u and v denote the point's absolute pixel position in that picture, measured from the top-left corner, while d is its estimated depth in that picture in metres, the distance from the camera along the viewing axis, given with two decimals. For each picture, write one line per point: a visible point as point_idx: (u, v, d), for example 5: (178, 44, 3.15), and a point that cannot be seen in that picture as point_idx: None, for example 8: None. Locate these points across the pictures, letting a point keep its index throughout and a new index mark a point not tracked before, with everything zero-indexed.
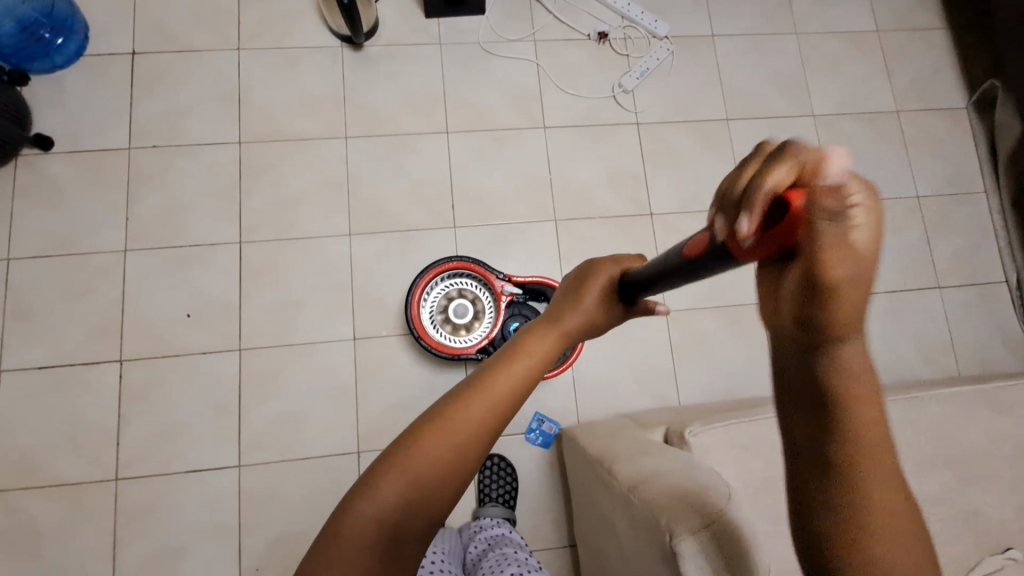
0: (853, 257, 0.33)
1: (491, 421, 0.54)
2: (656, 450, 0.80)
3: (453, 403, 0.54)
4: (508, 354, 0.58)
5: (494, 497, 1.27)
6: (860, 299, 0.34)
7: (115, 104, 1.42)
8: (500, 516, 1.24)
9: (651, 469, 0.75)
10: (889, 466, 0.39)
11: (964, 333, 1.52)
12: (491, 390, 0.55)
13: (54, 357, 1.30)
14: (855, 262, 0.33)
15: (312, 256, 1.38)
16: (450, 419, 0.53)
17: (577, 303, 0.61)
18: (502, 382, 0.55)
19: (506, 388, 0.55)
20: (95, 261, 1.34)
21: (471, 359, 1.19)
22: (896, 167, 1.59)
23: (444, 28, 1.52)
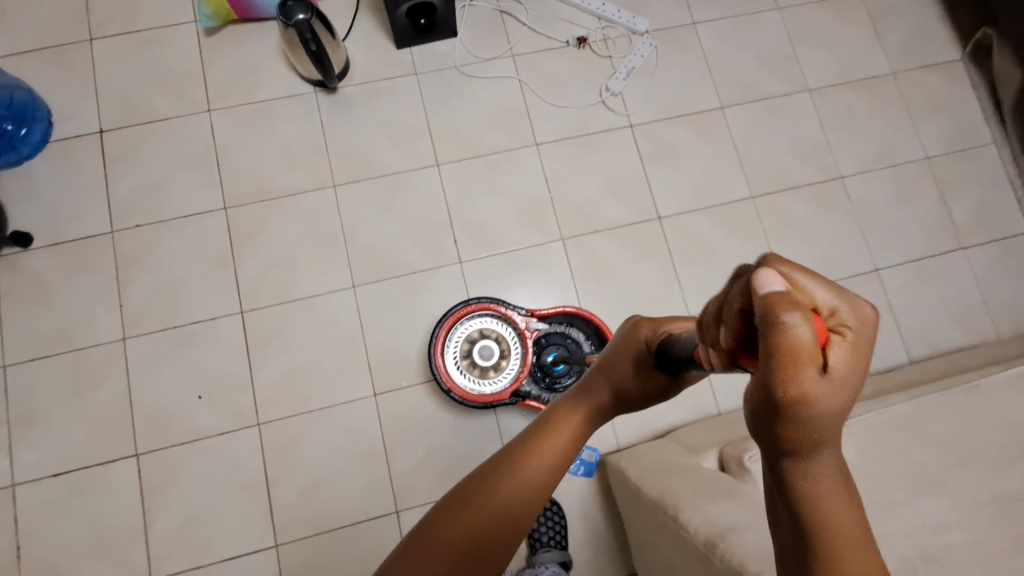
0: (801, 374, 0.35)
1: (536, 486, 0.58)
2: (725, 495, 0.74)
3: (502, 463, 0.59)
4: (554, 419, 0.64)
5: (546, 541, 1.22)
6: (829, 422, 0.37)
7: (90, 187, 1.36)
8: (557, 561, 1.19)
9: (722, 520, 0.69)
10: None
11: (996, 292, 1.47)
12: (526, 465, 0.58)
13: (67, 462, 1.24)
14: (831, 397, 0.36)
15: (318, 315, 1.32)
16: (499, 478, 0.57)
17: (608, 374, 0.67)
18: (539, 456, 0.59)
19: (556, 449, 0.60)
20: (93, 354, 1.29)
21: (506, 404, 1.15)
22: (901, 131, 1.54)
23: (418, 57, 1.46)
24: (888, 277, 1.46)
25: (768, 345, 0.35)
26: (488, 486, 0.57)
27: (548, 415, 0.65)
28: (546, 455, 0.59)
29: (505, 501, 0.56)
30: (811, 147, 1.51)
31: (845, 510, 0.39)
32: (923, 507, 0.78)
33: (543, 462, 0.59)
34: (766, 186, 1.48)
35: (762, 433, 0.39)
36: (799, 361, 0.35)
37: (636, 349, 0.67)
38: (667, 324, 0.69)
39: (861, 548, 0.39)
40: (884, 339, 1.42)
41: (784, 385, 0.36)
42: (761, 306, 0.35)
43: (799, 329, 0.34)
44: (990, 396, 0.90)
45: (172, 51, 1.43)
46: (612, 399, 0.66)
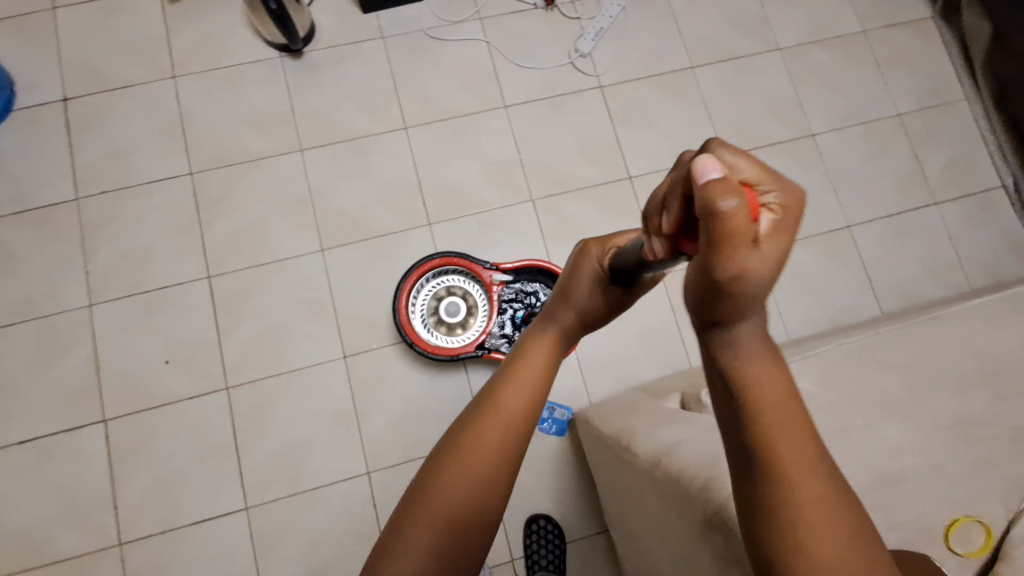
0: (738, 254, 0.40)
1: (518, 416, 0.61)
2: (677, 420, 0.75)
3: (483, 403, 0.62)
4: (523, 352, 0.67)
5: None
6: (759, 294, 0.43)
7: (55, 156, 1.34)
8: None
9: (671, 441, 0.69)
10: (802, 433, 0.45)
11: (969, 246, 1.46)
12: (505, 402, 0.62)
13: (35, 429, 1.23)
14: (763, 271, 0.42)
15: (287, 279, 1.32)
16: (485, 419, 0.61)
17: (568, 299, 0.72)
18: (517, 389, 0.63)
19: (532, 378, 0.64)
20: (60, 321, 1.27)
21: (471, 357, 1.14)
22: (872, 89, 1.54)
23: (384, 21, 1.45)
24: (861, 233, 1.45)
25: (711, 230, 0.39)
26: (472, 431, 0.60)
27: (518, 351, 0.68)
28: (524, 387, 0.63)
29: (495, 443, 0.59)
30: (782, 105, 1.51)
31: (769, 373, 0.46)
32: (878, 433, 0.78)
33: (525, 394, 0.63)
34: (737, 145, 1.47)
35: (702, 309, 0.46)
36: (737, 243, 0.40)
37: (591, 271, 0.72)
38: (611, 241, 0.74)
39: (786, 402, 0.46)
40: (858, 295, 1.42)
41: (724, 267, 0.41)
42: (700, 196, 0.39)
43: (735, 213, 0.38)
44: (950, 328, 0.89)
45: (136, 18, 1.42)
46: (577, 321, 0.71)
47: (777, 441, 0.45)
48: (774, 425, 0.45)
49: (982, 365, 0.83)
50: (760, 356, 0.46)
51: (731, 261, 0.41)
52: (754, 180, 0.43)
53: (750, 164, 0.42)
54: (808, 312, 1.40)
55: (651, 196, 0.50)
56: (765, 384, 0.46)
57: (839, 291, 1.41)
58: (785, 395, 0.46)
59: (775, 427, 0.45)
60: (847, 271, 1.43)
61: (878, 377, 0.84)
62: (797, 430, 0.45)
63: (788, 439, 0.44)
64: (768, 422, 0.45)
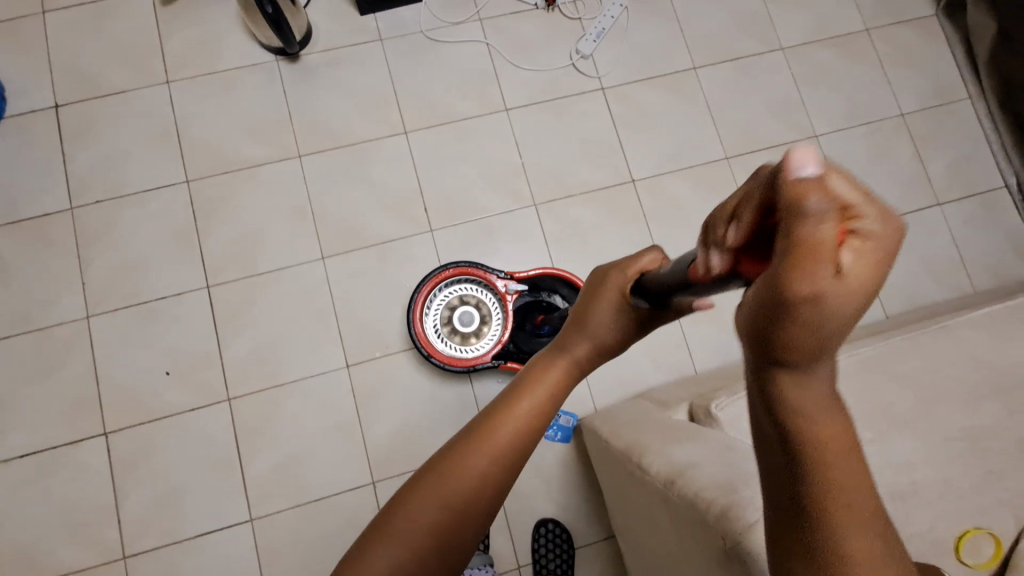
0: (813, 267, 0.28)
1: (508, 454, 0.57)
2: (690, 438, 0.75)
3: (473, 432, 0.58)
4: (522, 384, 0.62)
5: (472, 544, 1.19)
6: (836, 330, 0.31)
7: (49, 164, 1.32)
8: (484, 563, 1.16)
9: (685, 464, 0.70)
10: (864, 502, 0.37)
11: (972, 247, 1.46)
12: (501, 435, 0.57)
13: (35, 442, 1.22)
14: (845, 298, 0.29)
15: (288, 288, 1.30)
16: (476, 450, 0.56)
17: (580, 328, 0.65)
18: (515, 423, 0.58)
19: (529, 411, 0.59)
20: (57, 333, 1.25)
21: (487, 367, 1.14)
22: (875, 88, 1.53)
23: (382, 22, 1.43)
24: None
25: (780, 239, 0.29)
26: (461, 460, 0.56)
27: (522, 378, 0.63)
28: (498, 442, 0.57)
29: (458, 496, 0.54)
30: (786, 106, 1.49)
31: (840, 429, 0.37)
32: (891, 446, 0.78)
33: (507, 438, 0.57)
34: (741, 146, 1.46)
35: (752, 345, 0.34)
36: (817, 257, 0.28)
37: (611, 295, 0.64)
38: (635, 263, 0.65)
39: (856, 473, 0.37)
40: None
41: (791, 281, 0.29)
42: (783, 191, 0.29)
43: (818, 221, 0.28)
44: (959, 337, 0.89)
45: (127, 21, 1.38)
46: (588, 353, 0.64)
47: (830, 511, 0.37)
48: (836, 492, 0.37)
49: (994, 377, 0.82)
50: (830, 413, 0.36)
51: (805, 281, 0.29)
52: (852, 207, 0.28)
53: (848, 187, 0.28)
54: None
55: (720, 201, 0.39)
56: (831, 439, 0.36)
57: None
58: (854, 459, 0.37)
59: (837, 496, 0.37)
60: None
61: (890, 390, 0.83)
62: (863, 502, 0.37)
63: (851, 521, 0.37)
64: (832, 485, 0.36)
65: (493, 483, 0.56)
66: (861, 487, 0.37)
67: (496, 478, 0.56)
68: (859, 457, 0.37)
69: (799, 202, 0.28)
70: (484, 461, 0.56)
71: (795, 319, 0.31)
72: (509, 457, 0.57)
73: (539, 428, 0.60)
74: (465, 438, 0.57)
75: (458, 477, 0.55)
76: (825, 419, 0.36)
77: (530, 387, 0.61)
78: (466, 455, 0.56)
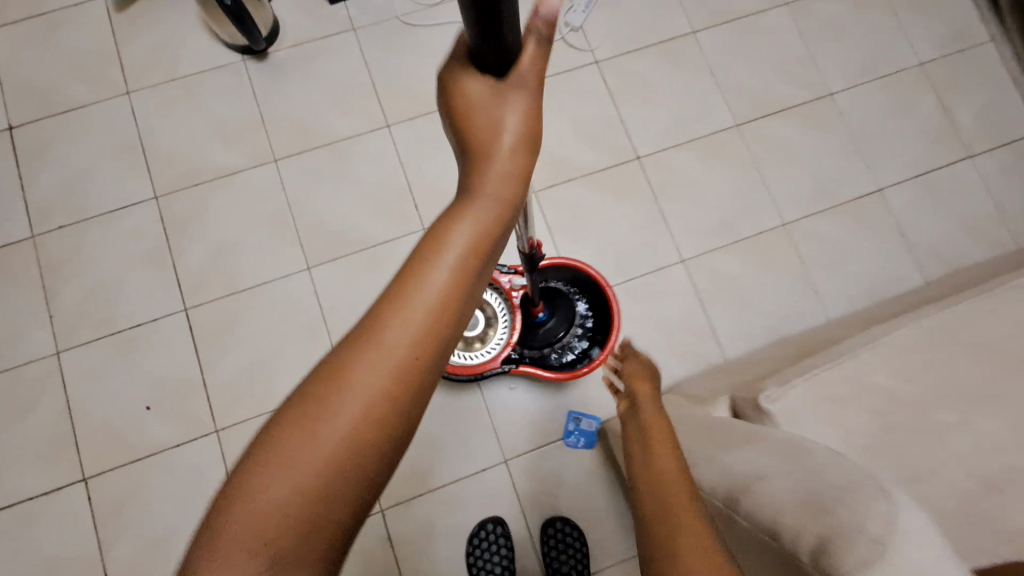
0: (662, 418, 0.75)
1: (393, 367, 0.36)
2: (746, 441, 0.67)
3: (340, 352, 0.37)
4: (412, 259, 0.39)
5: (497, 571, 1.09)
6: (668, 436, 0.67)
7: (6, 191, 1.22)
8: None
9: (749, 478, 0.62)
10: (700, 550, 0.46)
11: (1011, 199, 1.34)
12: (376, 347, 0.36)
13: (9, 494, 1.11)
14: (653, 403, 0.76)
15: (273, 303, 1.19)
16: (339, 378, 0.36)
17: (468, 148, 0.41)
18: (397, 321, 0.36)
19: (424, 294, 0.37)
20: (26, 372, 1.15)
21: (496, 373, 1.05)
22: (889, 38, 1.41)
23: (353, 10, 1.32)
24: (893, 196, 1.33)
25: None
26: (321, 401, 0.35)
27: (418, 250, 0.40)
28: (373, 358, 0.36)
29: (326, 458, 0.34)
30: (795, 65, 1.38)
31: (680, 476, 0.57)
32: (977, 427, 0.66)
33: (383, 345, 0.36)
34: (751, 111, 1.35)
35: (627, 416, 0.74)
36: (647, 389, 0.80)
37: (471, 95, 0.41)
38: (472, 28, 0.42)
39: (699, 534, 0.48)
40: (896, 263, 1.30)
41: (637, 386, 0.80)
42: None
43: None
44: None
45: (80, 32, 1.28)
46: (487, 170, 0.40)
47: (679, 544, 0.47)
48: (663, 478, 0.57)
49: None
50: (667, 461, 0.60)
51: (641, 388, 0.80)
52: None
53: None
54: (844, 287, 1.27)
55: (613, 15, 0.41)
56: (681, 513, 0.50)
57: (876, 261, 1.29)
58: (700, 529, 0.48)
59: (679, 543, 0.47)
60: (882, 238, 1.31)
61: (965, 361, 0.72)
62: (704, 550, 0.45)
63: (688, 539, 0.47)
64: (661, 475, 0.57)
65: (382, 419, 0.35)
66: (697, 542, 0.47)
67: (383, 412, 0.35)
68: (701, 526, 0.49)
69: None
70: (355, 394, 0.35)
71: (636, 398, 0.77)
72: (397, 372, 0.36)
73: (442, 310, 0.37)
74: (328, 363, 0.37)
75: (317, 424, 0.35)
76: (667, 466, 0.59)
77: (419, 254, 0.38)
78: (327, 389, 0.36)
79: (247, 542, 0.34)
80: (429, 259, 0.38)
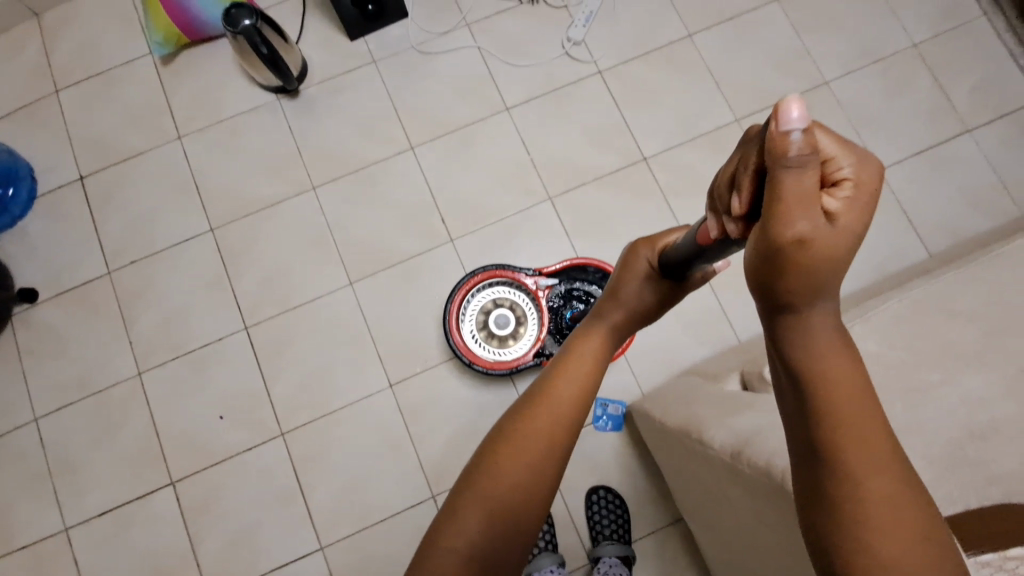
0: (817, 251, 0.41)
1: (546, 444, 0.68)
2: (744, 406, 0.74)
3: (517, 420, 0.70)
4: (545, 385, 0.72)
5: (543, 546, 1.19)
6: (841, 262, 0.42)
7: (82, 234, 1.38)
8: (557, 562, 1.15)
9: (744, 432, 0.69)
10: (881, 441, 0.44)
11: (1012, 169, 1.39)
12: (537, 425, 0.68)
13: (110, 500, 1.27)
14: (836, 237, 0.41)
15: (322, 318, 1.32)
16: (518, 436, 0.68)
17: (590, 336, 0.77)
18: (547, 418, 0.69)
19: (564, 409, 0.70)
20: (115, 393, 1.31)
21: (530, 366, 1.15)
22: (882, 22, 1.46)
23: (373, 44, 1.44)
24: (893, 175, 1.39)
25: (777, 184, 0.40)
26: (513, 446, 0.67)
27: (552, 372, 0.74)
28: (534, 435, 0.68)
29: (511, 482, 0.66)
30: (789, 56, 1.44)
31: (855, 379, 0.45)
32: (962, 386, 0.74)
33: (548, 421, 0.69)
34: (750, 105, 1.42)
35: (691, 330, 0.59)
36: (793, 212, 0.40)
37: (641, 271, 0.79)
38: (661, 240, 0.81)
39: (874, 424, 0.45)
40: (900, 239, 1.36)
41: (786, 224, 0.41)
42: (772, 135, 0.40)
43: (794, 140, 0.39)
44: (1011, 261, 0.85)
45: (133, 87, 1.43)
46: (609, 331, 0.78)
47: (850, 441, 0.44)
48: (844, 425, 0.44)
49: None
50: (846, 366, 0.45)
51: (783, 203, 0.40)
52: (830, 154, 0.42)
53: (829, 139, 0.42)
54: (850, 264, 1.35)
55: (720, 174, 0.50)
56: (849, 406, 0.44)
57: (879, 238, 1.36)
58: (873, 415, 0.45)
59: (856, 429, 0.44)
60: (883, 216, 1.37)
61: (950, 328, 0.80)
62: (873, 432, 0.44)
63: (863, 445, 0.44)
64: (839, 412, 0.44)
65: (537, 465, 0.67)
66: (871, 420, 0.45)
67: (535, 460, 0.67)
68: (877, 425, 0.45)
69: (782, 138, 0.39)
70: (527, 449, 0.67)
71: (798, 260, 0.41)
72: (543, 449, 0.67)
73: (574, 423, 0.70)
74: (513, 421, 0.70)
75: (506, 472, 0.66)
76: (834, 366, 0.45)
77: (566, 369, 0.73)
78: (512, 434, 0.69)
79: (484, 509, 0.65)
80: (568, 363, 0.74)
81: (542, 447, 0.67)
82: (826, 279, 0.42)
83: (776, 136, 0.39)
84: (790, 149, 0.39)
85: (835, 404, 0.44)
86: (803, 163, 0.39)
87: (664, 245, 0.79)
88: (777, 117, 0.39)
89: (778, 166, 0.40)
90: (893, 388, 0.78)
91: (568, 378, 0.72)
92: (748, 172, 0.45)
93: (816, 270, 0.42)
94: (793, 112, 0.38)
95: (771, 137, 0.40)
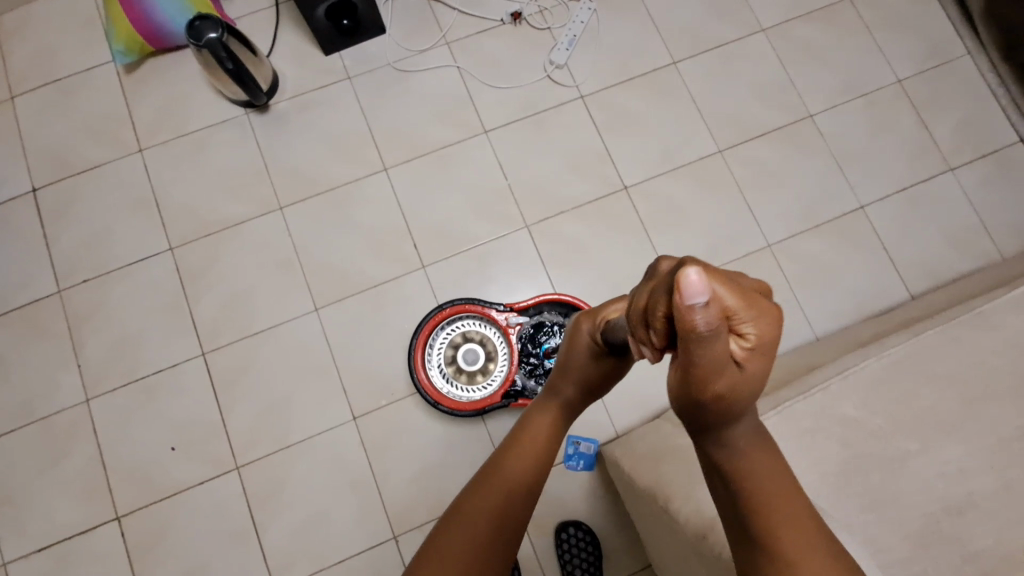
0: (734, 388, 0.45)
1: (501, 510, 0.63)
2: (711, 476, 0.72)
3: (473, 488, 0.65)
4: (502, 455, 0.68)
5: None
6: (754, 391, 0.46)
7: (33, 250, 1.30)
8: None
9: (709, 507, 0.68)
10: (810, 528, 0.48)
11: (994, 211, 1.37)
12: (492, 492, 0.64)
13: (49, 535, 1.20)
14: (748, 376, 0.45)
15: (284, 346, 1.26)
16: (472, 503, 0.63)
17: (545, 408, 0.74)
18: (503, 485, 0.65)
19: (519, 475, 0.66)
20: (60, 420, 1.23)
21: (498, 407, 1.10)
22: (867, 57, 1.45)
23: (348, 60, 1.39)
24: (875, 213, 1.37)
25: (692, 349, 0.41)
26: (466, 514, 0.62)
27: (509, 443, 0.70)
28: (489, 502, 0.63)
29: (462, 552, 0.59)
30: (775, 88, 1.42)
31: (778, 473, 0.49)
32: (934, 460, 0.73)
33: (502, 487, 0.64)
34: (732, 136, 1.39)
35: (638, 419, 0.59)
36: (711, 368, 0.42)
37: (585, 347, 0.74)
38: (603, 312, 0.75)
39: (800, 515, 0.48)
40: (881, 278, 1.34)
41: (711, 378, 0.43)
42: (681, 308, 0.38)
43: (699, 314, 0.38)
44: (993, 322, 0.82)
45: (93, 95, 1.36)
46: (562, 408, 0.75)
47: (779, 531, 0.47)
48: (774, 508, 0.47)
49: None
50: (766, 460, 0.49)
51: (700, 359, 0.42)
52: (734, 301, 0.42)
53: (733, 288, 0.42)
54: (830, 304, 1.32)
55: (631, 305, 0.48)
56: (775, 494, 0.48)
57: (862, 275, 1.34)
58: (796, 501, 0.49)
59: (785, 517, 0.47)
60: (865, 254, 1.35)
61: (927, 393, 0.78)
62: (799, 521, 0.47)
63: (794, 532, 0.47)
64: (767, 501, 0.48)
65: (492, 533, 0.61)
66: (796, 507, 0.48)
67: (488, 528, 0.61)
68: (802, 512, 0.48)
69: (691, 312, 0.38)
70: (481, 517, 0.62)
71: (720, 400, 0.45)
72: (497, 515, 0.62)
73: (530, 489, 0.66)
74: (469, 490, 0.65)
75: (457, 541, 0.60)
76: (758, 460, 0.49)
77: (521, 442, 0.70)
78: (467, 503, 0.64)
79: None
80: (524, 434, 0.71)
81: (498, 511, 0.63)
82: (746, 400, 0.46)
83: (685, 308, 0.38)
84: (698, 323, 0.39)
85: (763, 494, 0.48)
86: (713, 331, 0.39)
87: (606, 319, 0.74)
88: (682, 291, 0.38)
89: (690, 337, 0.40)
90: (869, 457, 0.75)
91: (525, 445, 0.69)
92: (658, 318, 0.43)
93: (734, 401, 0.46)
94: (695, 289, 0.38)
95: (678, 307, 0.39)
